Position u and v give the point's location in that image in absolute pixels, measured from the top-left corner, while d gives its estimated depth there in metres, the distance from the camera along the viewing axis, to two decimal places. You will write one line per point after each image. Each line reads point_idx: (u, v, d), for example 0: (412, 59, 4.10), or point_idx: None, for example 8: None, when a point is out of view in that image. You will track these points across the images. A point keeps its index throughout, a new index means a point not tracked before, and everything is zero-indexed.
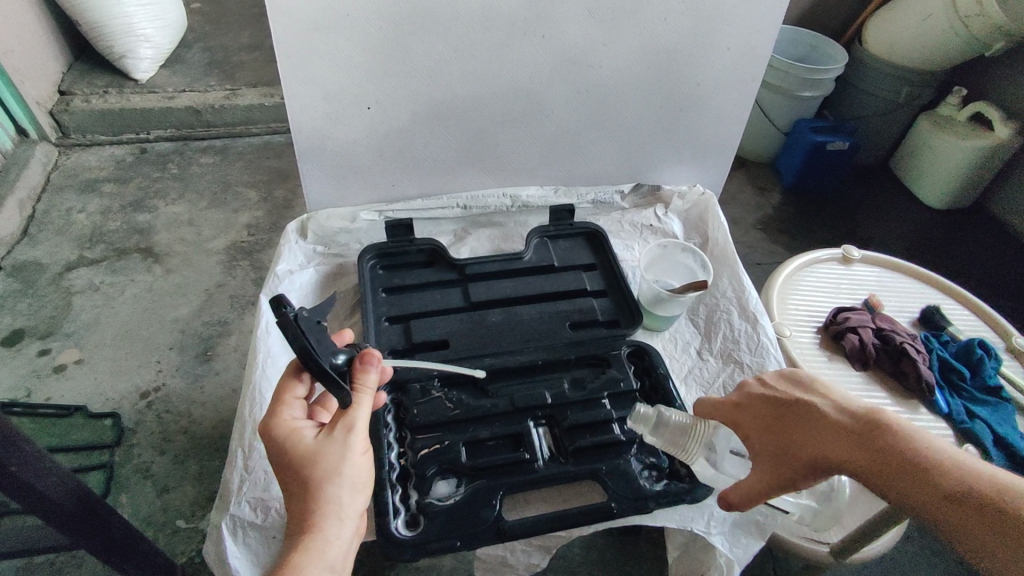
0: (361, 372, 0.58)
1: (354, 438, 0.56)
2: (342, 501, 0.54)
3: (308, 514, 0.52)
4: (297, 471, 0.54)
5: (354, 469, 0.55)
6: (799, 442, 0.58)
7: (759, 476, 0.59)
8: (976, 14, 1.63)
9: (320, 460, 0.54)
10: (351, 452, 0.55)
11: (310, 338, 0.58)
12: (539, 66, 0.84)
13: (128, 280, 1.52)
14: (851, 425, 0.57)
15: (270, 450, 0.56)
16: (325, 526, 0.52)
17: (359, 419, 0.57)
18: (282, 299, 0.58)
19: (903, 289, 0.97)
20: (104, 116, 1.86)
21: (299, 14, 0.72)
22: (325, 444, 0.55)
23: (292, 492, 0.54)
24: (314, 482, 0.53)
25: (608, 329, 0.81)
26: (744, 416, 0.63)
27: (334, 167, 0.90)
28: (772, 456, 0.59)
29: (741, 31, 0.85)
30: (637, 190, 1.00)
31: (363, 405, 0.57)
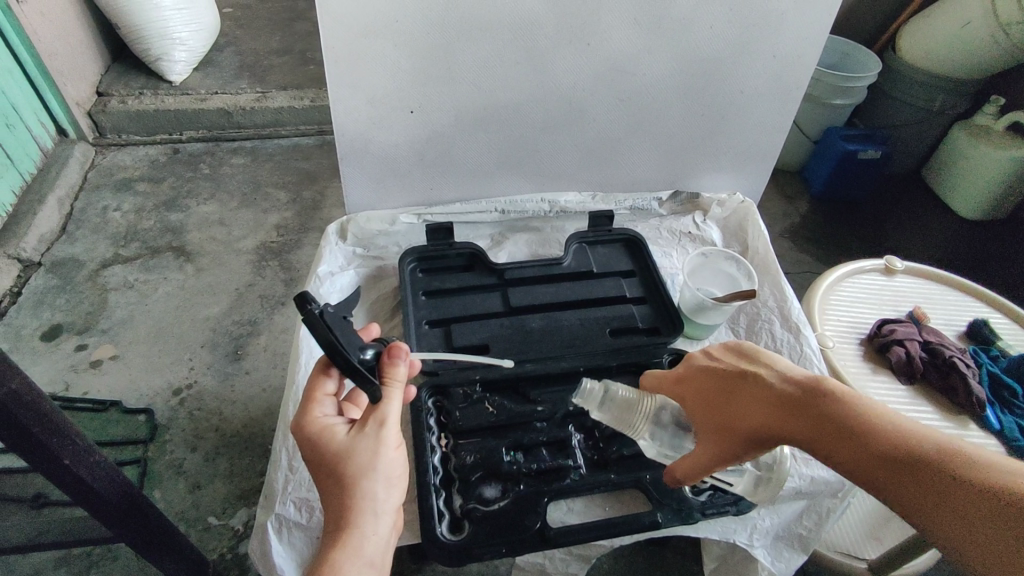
0: (390, 365, 0.58)
1: (386, 430, 0.55)
2: (376, 496, 0.53)
3: (347, 509, 0.52)
4: (330, 466, 0.54)
5: (390, 463, 0.55)
6: (741, 416, 0.57)
7: (706, 451, 0.59)
8: (1018, 22, 1.60)
9: (354, 456, 0.54)
10: (383, 446, 0.55)
11: (335, 334, 0.58)
12: (582, 73, 0.84)
13: (161, 278, 1.54)
14: (787, 396, 0.56)
15: (304, 448, 0.56)
16: (362, 521, 0.52)
17: (391, 411, 0.56)
18: (308, 295, 0.58)
19: (949, 301, 0.93)
20: (140, 116, 1.90)
21: (350, 21, 0.74)
22: (356, 438, 0.55)
23: (329, 490, 0.54)
24: (350, 478, 0.53)
25: (648, 336, 0.81)
26: (686, 389, 0.63)
27: (376, 170, 0.91)
28: (714, 430, 0.59)
29: (789, 39, 0.84)
30: (676, 197, 0.99)
31: (393, 398, 0.57)
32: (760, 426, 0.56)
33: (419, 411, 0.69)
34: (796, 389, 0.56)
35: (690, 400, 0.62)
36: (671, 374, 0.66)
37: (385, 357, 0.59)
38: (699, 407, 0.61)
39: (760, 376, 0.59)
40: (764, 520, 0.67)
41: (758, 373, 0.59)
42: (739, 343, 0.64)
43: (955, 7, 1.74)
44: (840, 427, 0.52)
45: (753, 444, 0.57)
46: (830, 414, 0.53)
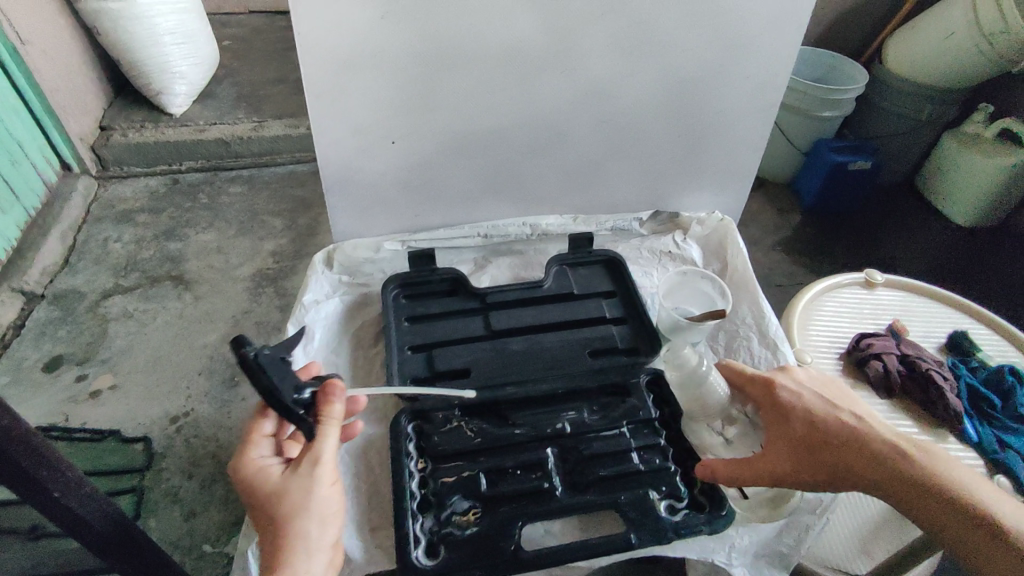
0: (325, 405, 0.62)
1: (319, 470, 0.60)
2: (309, 535, 0.57)
3: (278, 547, 0.56)
4: (264, 506, 0.58)
5: (322, 501, 0.59)
6: (830, 443, 0.65)
7: (785, 461, 0.64)
8: (1004, 33, 1.62)
9: (287, 496, 0.58)
10: (316, 485, 0.59)
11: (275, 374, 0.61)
12: (560, 102, 0.86)
13: (160, 307, 1.57)
14: (878, 444, 0.64)
15: (241, 489, 0.61)
16: (293, 559, 0.56)
17: (325, 451, 0.61)
18: (242, 339, 0.60)
19: (931, 314, 0.93)
20: (141, 149, 1.95)
21: (330, 55, 0.77)
22: (289, 478, 0.59)
23: (265, 529, 0.58)
24: (283, 517, 0.57)
25: (629, 357, 0.81)
26: (775, 403, 0.69)
27: (360, 199, 0.93)
28: (795, 449, 0.65)
29: (762, 62, 0.86)
30: (656, 217, 1.00)
31: (327, 436, 0.61)
32: (842, 459, 0.64)
33: (398, 437, 0.70)
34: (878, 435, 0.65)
35: (775, 413, 0.69)
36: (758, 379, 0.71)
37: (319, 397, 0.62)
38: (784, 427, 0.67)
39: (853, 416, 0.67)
40: (742, 538, 0.67)
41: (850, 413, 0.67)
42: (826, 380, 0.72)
43: (938, 19, 1.77)
44: (919, 484, 0.61)
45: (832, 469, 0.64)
46: (914, 471, 0.62)
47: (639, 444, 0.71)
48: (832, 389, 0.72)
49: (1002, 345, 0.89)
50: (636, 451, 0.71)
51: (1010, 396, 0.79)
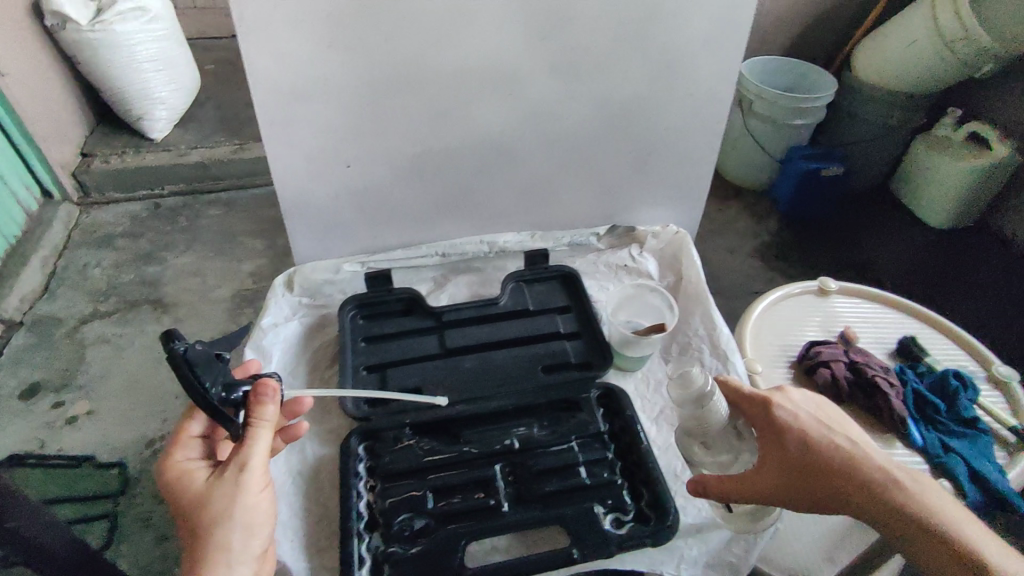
0: (257, 406, 0.63)
1: (245, 477, 0.60)
2: (229, 544, 0.58)
3: (198, 556, 0.57)
4: (187, 512, 0.59)
5: (245, 509, 0.60)
6: (822, 470, 0.66)
7: (773, 482, 0.66)
8: (960, 40, 1.67)
9: (210, 503, 0.59)
10: (240, 492, 0.60)
11: (208, 368, 0.62)
12: (509, 123, 0.89)
13: (137, 331, 1.58)
14: (872, 473, 0.65)
15: (165, 490, 0.62)
16: (212, 569, 0.57)
17: (253, 456, 0.61)
18: (173, 333, 0.60)
19: (883, 320, 0.94)
20: (121, 175, 1.98)
21: (280, 85, 0.79)
22: (214, 485, 0.60)
23: (187, 535, 0.59)
24: (203, 524, 0.58)
25: (580, 371, 0.82)
26: (772, 424, 0.70)
27: (319, 222, 0.95)
28: (787, 470, 0.67)
29: (704, 79, 0.88)
30: (613, 231, 1.00)
31: (256, 439, 0.61)
32: (833, 485, 0.65)
33: (347, 458, 0.71)
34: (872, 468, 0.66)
35: (770, 433, 0.70)
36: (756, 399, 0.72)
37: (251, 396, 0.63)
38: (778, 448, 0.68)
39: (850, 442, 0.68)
40: (691, 549, 0.68)
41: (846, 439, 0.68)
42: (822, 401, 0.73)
43: (900, 28, 1.80)
44: (906, 517, 0.63)
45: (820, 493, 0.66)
46: (903, 504, 0.63)
47: (587, 458, 0.72)
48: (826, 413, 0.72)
49: (951, 349, 0.90)
50: (583, 465, 0.72)
51: (954, 400, 0.81)
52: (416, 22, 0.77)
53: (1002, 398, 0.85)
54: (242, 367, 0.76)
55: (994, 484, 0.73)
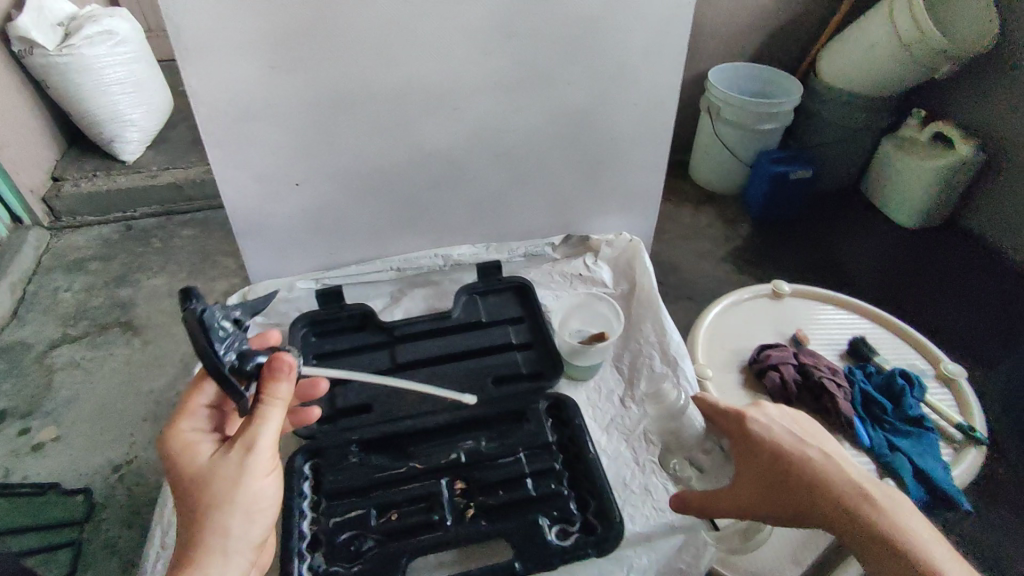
0: (272, 382, 0.61)
1: (251, 460, 0.59)
2: (229, 530, 0.57)
3: (194, 540, 0.56)
4: (189, 490, 0.58)
5: (248, 494, 0.58)
6: (790, 486, 0.65)
7: (740, 496, 0.66)
8: (919, 40, 1.68)
9: (212, 483, 0.58)
10: (245, 474, 0.59)
11: (222, 335, 0.62)
12: (455, 137, 0.89)
13: (107, 354, 1.57)
14: (843, 487, 0.64)
15: (168, 461, 0.61)
16: (209, 554, 0.56)
17: (261, 437, 0.60)
18: (189, 291, 0.62)
19: (835, 321, 0.95)
20: (93, 198, 1.97)
21: (223, 107, 0.79)
22: (217, 464, 0.59)
23: (183, 516, 0.58)
24: (202, 505, 0.57)
25: (531, 382, 0.83)
26: (745, 436, 0.70)
27: (273, 241, 0.95)
28: (756, 485, 0.67)
29: (648, 89, 0.89)
30: (568, 241, 1.02)
31: (270, 417, 0.61)
32: (804, 499, 0.64)
33: (291, 476, 0.71)
34: (845, 487, 0.64)
35: (745, 446, 0.70)
36: (730, 413, 0.72)
37: (265, 369, 0.62)
38: (749, 462, 0.68)
39: (824, 455, 0.66)
40: (640, 558, 0.68)
41: (820, 452, 0.67)
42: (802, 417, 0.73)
43: (861, 32, 1.82)
44: (875, 533, 0.61)
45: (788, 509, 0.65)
46: (873, 520, 0.61)
47: (533, 469, 0.72)
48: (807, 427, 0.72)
49: (902, 348, 0.92)
50: (530, 476, 0.72)
51: (901, 399, 0.81)
52: (354, 42, 0.77)
53: (950, 396, 0.86)
54: (260, 335, 0.78)
55: (941, 483, 0.74)
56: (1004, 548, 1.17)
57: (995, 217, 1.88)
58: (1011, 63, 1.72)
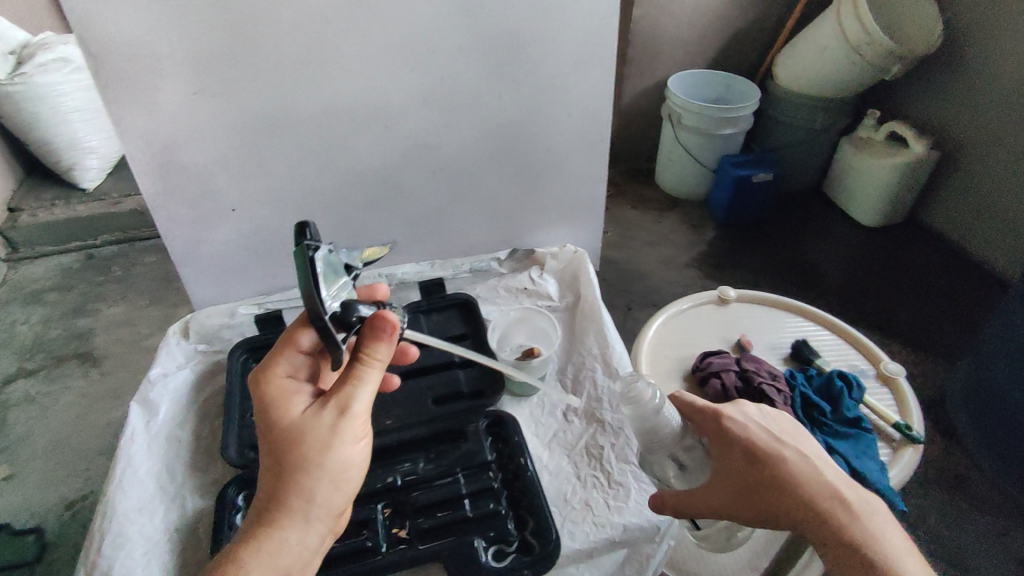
0: (373, 344, 0.58)
1: (344, 424, 0.57)
2: (313, 495, 0.55)
3: (277, 499, 0.54)
4: (278, 444, 0.56)
5: (336, 460, 0.56)
6: (762, 493, 0.59)
7: (712, 499, 0.61)
8: (868, 43, 1.71)
9: (303, 441, 0.56)
10: (335, 438, 0.56)
11: (329, 280, 0.58)
12: (389, 154, 0.89)
13: (64, 387, 1.54)
14: (817, 490, 0.58)
15: (261, 404, 0.59)
16: (290, 518, 0.54)
17: (358, 400, 0.58)
18: (306, 229, 0.58)
19: (779, 324, 1.01)
20: (52, 227, 1.94)
21: (149, 135, 0.78)
22: (312, 423, 0.56)
23: (268, 468, 0.56)
24: (290, 462, 0.55)
25: (472, 399, 0.82)
26: (718, 435, 0.63)
27: (213, 268, 0.94)
28: (728, 488, 0.61)
29: (582, 101, 0.91)
30: (513, 255, 1.02)
31: (368, 381, 0.58)
32: (776, 502, 0.59)
33: (223, 509, 0.70)
34: (819, 495, 0.58)
35: (718, 445, 0.64)
36: (705, 410, 0.66)
37: (370, 328, 0.58)
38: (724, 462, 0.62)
39: (801, 454, 0.60)
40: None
41: (798, 451, 0.61)
42: (783, 413, 0.66)
43: (813, 36, 1.85)
44: (850, 540, 0.55)
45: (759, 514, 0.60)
46: (847, 526, 0.56)
47: (470, 489, 0.72)
48: (787, 423, 0.65)
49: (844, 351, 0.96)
50: (467, 497, 0.72)
51: (839, 402, 0.85)
52: (276, 65, 0.76)
53: (889, 393, 0.90)
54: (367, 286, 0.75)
55: (875, 484, 0.76)
56: (967, 545, 1.16)
57: (952, 212, 1.90)
58: (956, 61, 1.76)
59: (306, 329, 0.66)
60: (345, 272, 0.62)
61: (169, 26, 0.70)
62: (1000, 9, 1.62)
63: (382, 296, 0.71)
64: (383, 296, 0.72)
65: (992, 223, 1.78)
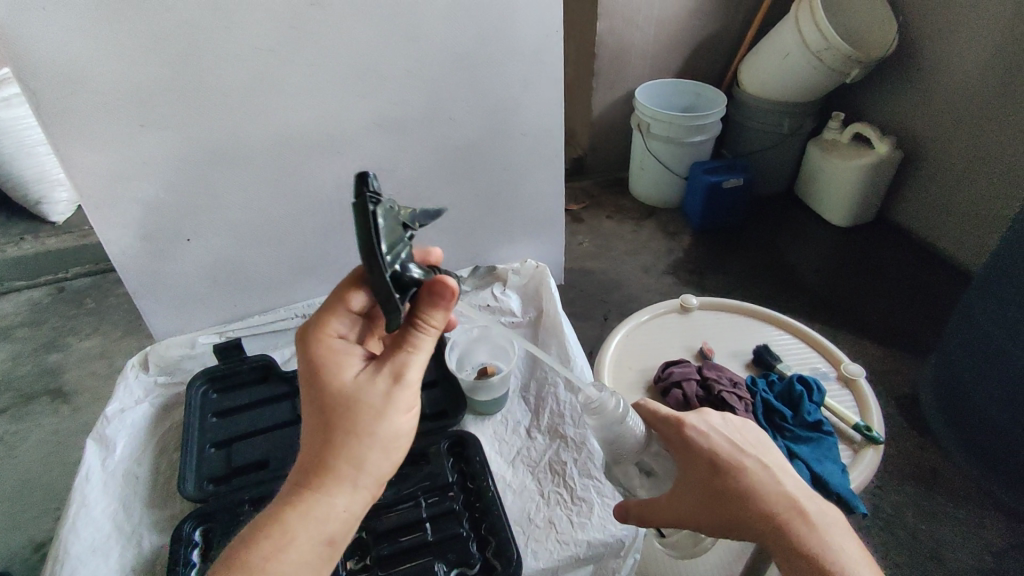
0: (429, 309, 0.55)
1: (397, 392, 0.53)
2: (362, 461, 0.52)
3: (324, 464, 0.51)
4: (328, 404, 0.53)
5: (388, 428, 0.53)
6: (725, 503, 0.58)
7: (678, 507, 0.60)
8: (827, 48, 1.74)
9: (355, 405, 0.52)
10: (388, 405, 0.53)
11: (391, 238, 0.50)
12: (344, 178, 0.90)
13: (33, 425, 1.51)
14: (775, 500, 0.58)
15: (309, 364, 0.56)
16: (337, 483, 0.51)
17: (412, 368, 0.54)
18: (367, 178, 0.49)
19: (740, 330, 1.07)
20: (20, 262, 1.90)
21: (98, 169, 0.77)
22: (365, 389, 0.53)
23: (314, 431, 0.53)
24: (341, 426, 0.52)
25: (434, 421, 0.82)
26: (682, 443, 0.62)
27: (172, 299, 0.92)
28: (693, 498, 0.60)
29: (534, 118, 0.94)
30: (475, 272, 1.03)
31: (423, 350, 0.55)
32: (734, 513, 0.58)
33: (177, 547, 0.69)
34: (781, 505, 0.58)
35: (681, 454, 0.63)
36: (669, 418, 0.65)
37: (427, 293, 0.54)
38: (688, 470, 0.61)
39: (762, 464, 0.60)
40: None
41: (758, 461, 0.60)
42: (745, 422, 0.65)
43: (775, 42, 1.88)
44: (806, 550, 0.56)
45: (720, 522, 0.59)
46: (806, 536, 0.56)
47: (431, 512, 0.71)
48: (748, 432, 0.65)
49: (805, 352, 1.03)
50: (428, 521, 0.71)
51: (800, 406, 0.89)
52: (222, 94, 0.76)
53: (846, 392, 0.96)
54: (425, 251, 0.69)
55: (834, 487, 0.81)
56: (945, 538, 1.16)
57: (918, 209, 1.93)
58: (911, 62, 1.81)
59: (359, 290, 0.60)
60: (402, 230, 0.53)
61: (109, 60, 0.70)
62: (950, 11, 1.66)
63: (435, 259, 0.69)
64: (437, 260, 0.70)
65: (956, 218, 1.81)
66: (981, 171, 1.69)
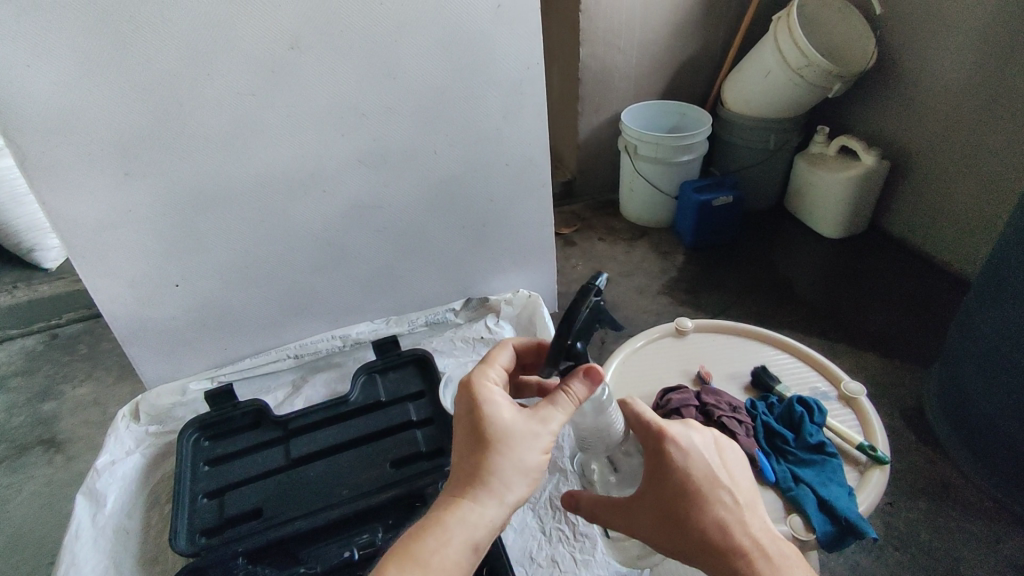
0: (579, 381, 0.56)
1: (545, 433, 0.53)
2: (510, 484, 0.51)
3: (475, 476, 0.51)
4: (484, 428, 0.52)
5: (533, 461, 0.52)
6: (683, 529, 0.59)
7: (635, 516, 0.62)
8: (807, 64, 1.76)
9: (510, 434, 0.52)
10: (538, 444, 0.53)
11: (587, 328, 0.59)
12: (330, 216, 0.89)
13: (27, 477, 1.48)
14: (737, 538, 0.57)
15: (464, 390, 0.55)
16: (486, 496, 0.50)
17: (557, 418, 0.54)
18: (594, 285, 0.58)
19: (737, 351, 1.06)
20: (12, 311, 1.86)
21: (83, 222, 0.77)
22: (522, 423, 0.52)
23: (468, 446, 0.52)
24: (494, 447, 0.51)
25: (430, 460, 0.82)
26: (658, 458, 0.60)
27: (162, 346, 0.92)
28: (649, 512, 0.61)
29: (517, 149, 0.95)
30: (468, 304, 1.05)
31: (564, 407, 0.55)
32: (692, 542, 0.59)
33: None
34: (741, 545, 0.57)
35: (652, 466, 0.61)
36: (650, 426, 0.61)
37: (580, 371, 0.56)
38: (653, 487, 0.61)
39: (733, 499, 0.59)
40: None
41: (732, 496, 0.59)
42: (725, 441, 0.63)
43: (756, 61, 1.91)
44: None
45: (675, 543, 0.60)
46: None
47: None
48: (730, 453, 0.62)
49: (805, 372, 1.02)
50: None
51: (801, 428, 0.89)
52: (208, 139, 0.76)
53: (847, 410, 0.95)
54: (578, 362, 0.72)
55: (844, 512, 0.79)
56: (956, 552, 1.14)
57: (907, 217, 1.94)
58: (891, 75, 1.84)
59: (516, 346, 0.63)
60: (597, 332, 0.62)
61: (94, 113, 0.70)
62: (925, 25, 1.69)
63: None
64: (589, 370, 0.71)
65: (946, 226, 1.82)
66: (968, 179, 1.71)
